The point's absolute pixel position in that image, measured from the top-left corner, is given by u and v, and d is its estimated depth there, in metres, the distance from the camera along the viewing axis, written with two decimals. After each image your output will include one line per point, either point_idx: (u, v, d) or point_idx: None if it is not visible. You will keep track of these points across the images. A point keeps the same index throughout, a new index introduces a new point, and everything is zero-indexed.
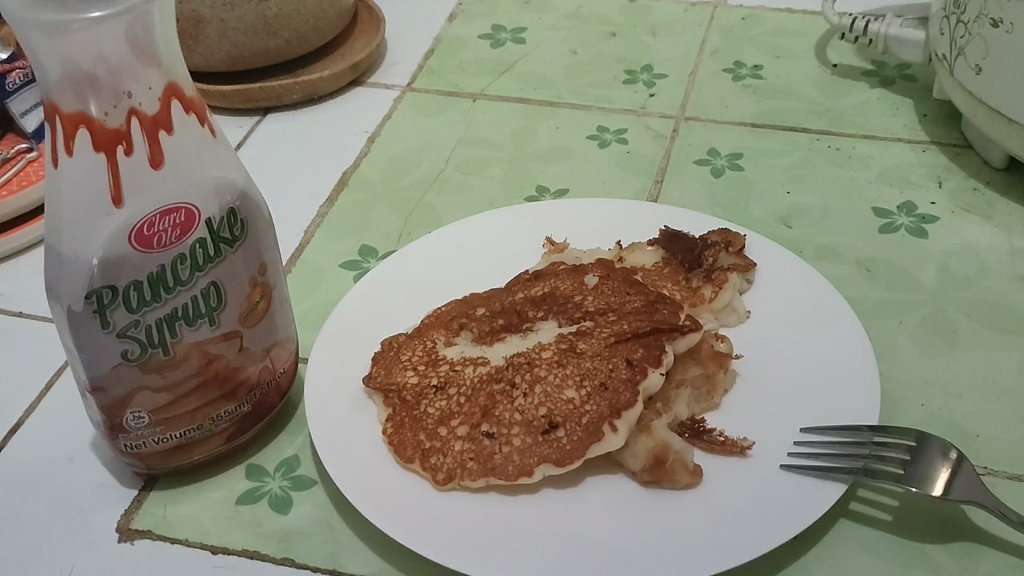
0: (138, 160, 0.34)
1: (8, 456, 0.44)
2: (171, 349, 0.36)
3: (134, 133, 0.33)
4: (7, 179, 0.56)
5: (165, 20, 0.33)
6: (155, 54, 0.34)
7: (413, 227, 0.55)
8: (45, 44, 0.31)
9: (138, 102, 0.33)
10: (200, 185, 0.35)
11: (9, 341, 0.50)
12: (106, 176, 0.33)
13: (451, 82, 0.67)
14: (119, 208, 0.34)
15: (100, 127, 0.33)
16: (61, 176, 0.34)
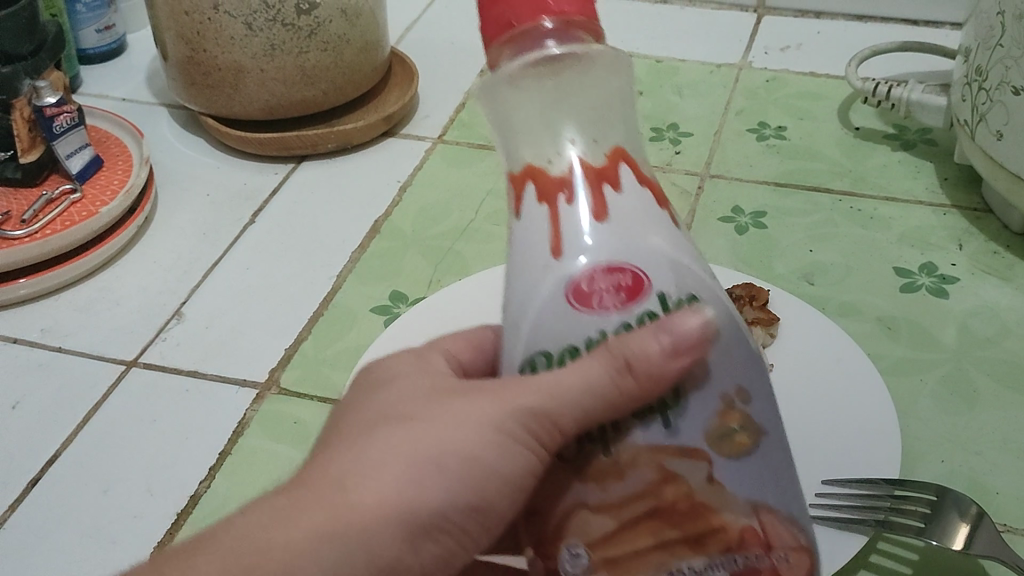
0: (578, 208, 0.29)
1: (44, 488, 0.45)
2: (615, 450, 0.27)
3: (575, 180, 0.29)
4: (51, 219, 0.57)
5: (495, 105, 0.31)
6: (512, 121, 0.31)
7: (442, 274, 0.57)
8: (519, 129, 0.31)
9: (552, 156, 0.30)
10: (650, 251, 0.28)
11: (49, 374, 0.51)
12: (546, 229, 0.29)
13: (482, 135, 0.69)
14: (559, 259, 0.28)
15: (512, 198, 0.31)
16: (525, 279, 0.29)
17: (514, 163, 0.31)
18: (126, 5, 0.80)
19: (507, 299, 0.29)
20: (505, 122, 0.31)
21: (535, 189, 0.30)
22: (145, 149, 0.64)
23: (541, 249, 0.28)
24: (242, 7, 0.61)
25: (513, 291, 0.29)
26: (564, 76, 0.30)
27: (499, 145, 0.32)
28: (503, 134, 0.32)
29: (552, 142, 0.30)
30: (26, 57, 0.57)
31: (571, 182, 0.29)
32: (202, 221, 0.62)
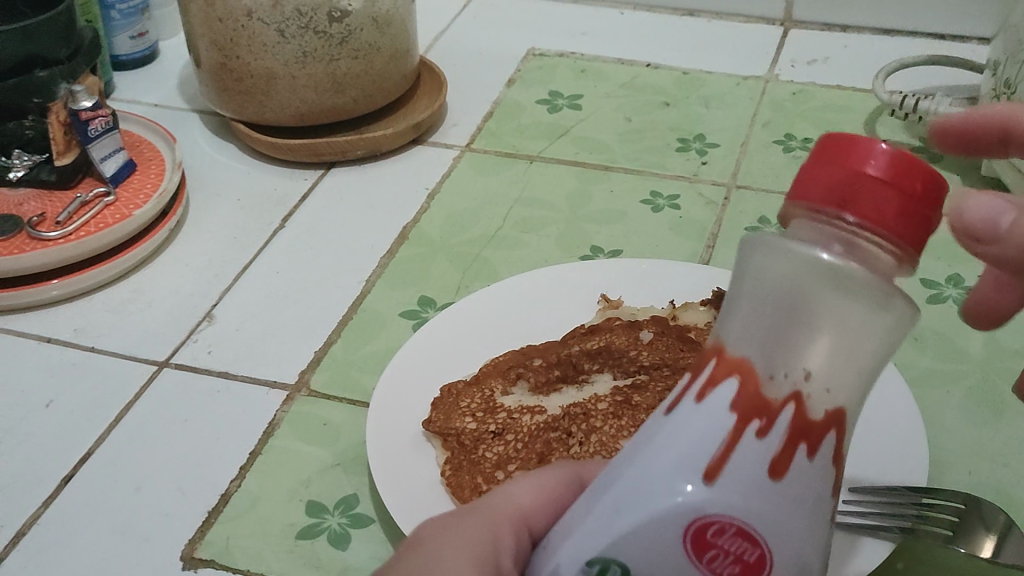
0: (762, 450, 0.27)
1: (77, 485, 0.46)
2: None
3: (779, 420, 0.27)
4: (85, 221, 0.58)
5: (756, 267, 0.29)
6: (754, 291, 0.29)
7: (470, 281, 0.57)
8: (756, 295, 0.29)
9: (777, 375, 0.28)
10: (790, 539, 0.26)
11: (81, 373, 0.52)
12: (718, 446, 0.27)
13: (509, 144, 0.70)
14: (711, 483, 0.26)
15: (709, 364, 0.29)
16: (664, 473, 0.27)
17: (737, 346, 0.29)
18: (159, 13, 0.81)
19: (635, 448, 0.28)
20: (761, 283, 0.29)
21: (734, 387, 0.28)
22: (178, 154, 0.65)
23: (703, 455, 0.27)
24: (275, 15, 0.62)
25: (650, 454, 0.27)
26: (844, 303, 0.28)
27: (732, 302, 0.30)
28: (746, 293, 0.29)
29: (780, 350, 0.28)
30: (63, 61, 0.58)
31: (761, 407, 0.27)
32: (232, 225, 0.63)
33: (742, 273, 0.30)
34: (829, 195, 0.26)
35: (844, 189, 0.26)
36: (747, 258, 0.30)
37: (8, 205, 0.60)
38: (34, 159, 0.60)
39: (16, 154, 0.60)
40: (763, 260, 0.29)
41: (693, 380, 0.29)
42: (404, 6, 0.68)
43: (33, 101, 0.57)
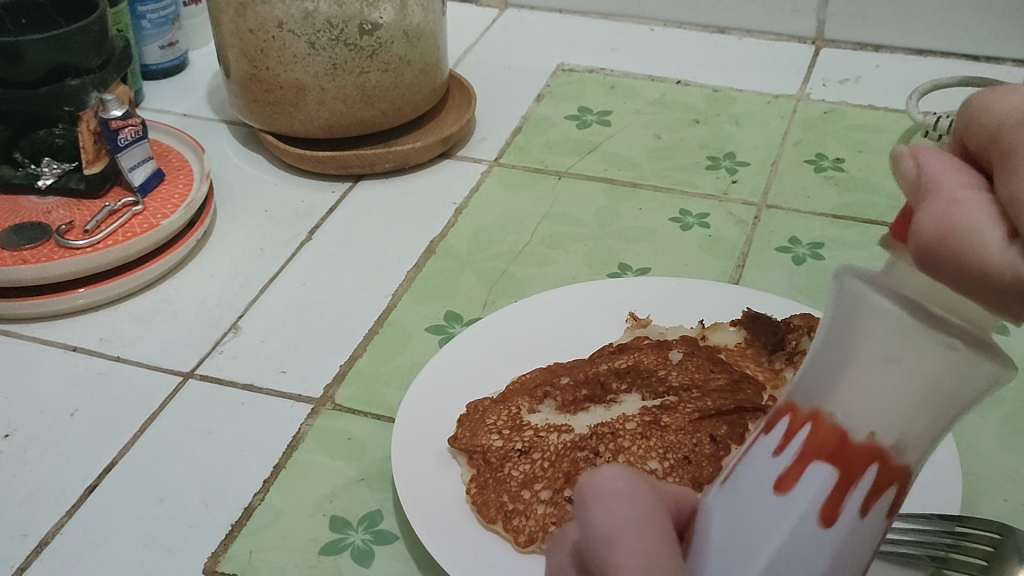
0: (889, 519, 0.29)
1: (101, 495, 0.46)
2: None
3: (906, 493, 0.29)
4: (113, 231, 0.58)
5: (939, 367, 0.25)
6: (932, 397, 0.26)
7: (497, 296, 0.57)
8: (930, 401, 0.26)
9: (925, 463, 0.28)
10: None
11: (107, 383, 0.52)
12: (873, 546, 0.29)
13: (538, 159, 0.69)
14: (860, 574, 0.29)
15: (860, 466, 0.28)
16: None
17: (894, 445, 0.27)
18: (189, 23, 0.81)
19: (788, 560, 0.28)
20: (926, 382, 0.26)
21: (891, 494, 0.28)
22: (205, 165, 0.64)
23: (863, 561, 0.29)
24: (306, 26, 0.62)
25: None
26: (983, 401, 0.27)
27: (872, 369, 0.26)
28: (900, 385, 0.26)
29: (924, 452, 0.27)
30: (94, 70, 0.58)
31: (899, 500, 0.29)
32: (259, 236, 0.63)
33: (887, 331, 0.26)
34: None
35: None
36: (896, 318, 0.25)
37: (36, 213, 0.60)
38: (64, 167, 0.61)
39: (47, 162, 0.61)
40: (917, 342, 0.25)
41: (840, 474, 0.28)
42: (435, 20, 0.68)
43: (63, 109, 0.58)
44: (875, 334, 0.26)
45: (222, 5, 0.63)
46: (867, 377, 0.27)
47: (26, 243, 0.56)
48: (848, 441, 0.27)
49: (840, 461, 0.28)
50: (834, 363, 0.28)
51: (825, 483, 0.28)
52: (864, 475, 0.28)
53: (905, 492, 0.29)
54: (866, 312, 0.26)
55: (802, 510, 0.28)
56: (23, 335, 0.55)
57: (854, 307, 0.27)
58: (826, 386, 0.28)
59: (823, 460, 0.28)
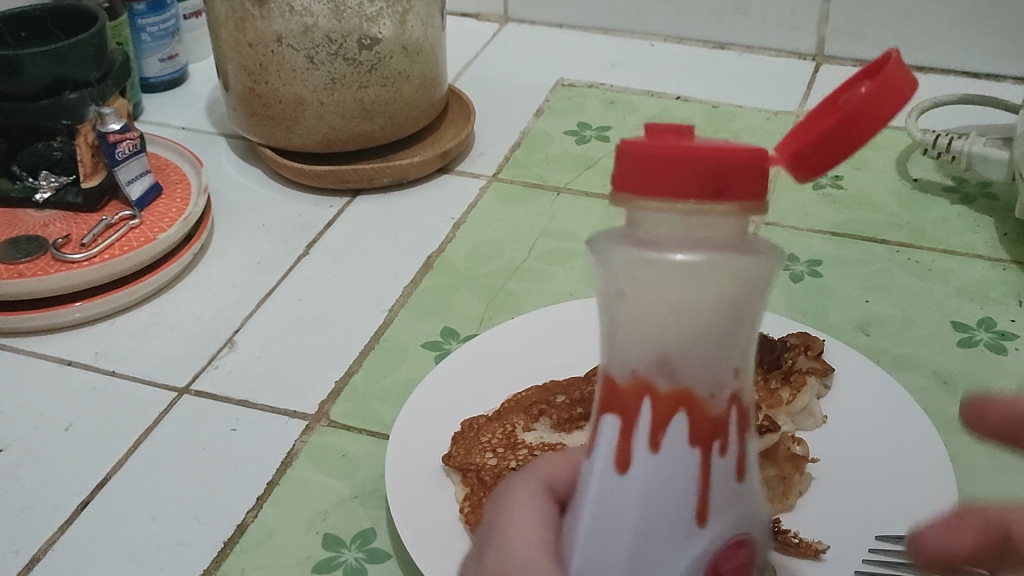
0: (727, 465, 0.31)
1: (94, 510, 0.46)
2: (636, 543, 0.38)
3: (731, 427, 0.31)
4: (110, 244, 0.58)
5: (680, 287, 0.29)
6: (676, 311, 0.29)
7: (494, 313, 0.57)
8: (684, 301, 0.29)
9: (732, 389, 0.30)
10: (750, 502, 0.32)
11: (101, 398, 0.52)
12: (698, 480, 0.30)
13: (537, 175, 0.69)
14: (704, 525, 0.30)
15: (704, 423, 0.30)
16: (673, 516, 0.30)
17: (664, 378, 0.30)
18: (189, 37, 0.82)
19: (609, 508, 0.31)
20: (674, 304, 0.29)
21: (685, 422, 0.30)
22: (204, 178, 0.64)
23: (686, 497, 0.30)
24: (305, 41, 0.62)
25: (633, 513, 0.30)
26: (745, 311, 0.30)
27: (688, 335, 0.30)
28: (652, 323, 0.30)
29: (712, 380, 0.30)
30: (93, 84, 0.58)
31: (722, 437, 0.30)
32: (256, 251, 0.63)
33: (693, 299, 0.29)
34: (654, 171, 0.27)
35: (722, 165, 0.26)
36: (688, 276, 0.29)
37: (34, 226, 0.59)
38: (61, 180, 0.61)
39: (44, 175, 0.61)
40: (725, 293, 0.29)
41: (689, 436, 0.30)
42: (434, 35, 0.68)
43: (63, 122, 0.58)
44: (681, 303, 0.29)
45: (222, 19, 0.63)
46: (675, 339, 0.30)
47: (24, 256, 0.56)
48: (621, 389, 0.31)
49: (620, 408, 0.31)
50: (648, 340, 0.30)
51: (614, 428, 0.31)
52: (712, 431, 0.30)
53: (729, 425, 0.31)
54: (668, 285, 0.29)
55: (668, 471, 0.30)
56: (18, 349, 0.55)
57: (607, 279, 0.30)
58: (609, 354, 0.31)
59: (671, 421, 0.30)
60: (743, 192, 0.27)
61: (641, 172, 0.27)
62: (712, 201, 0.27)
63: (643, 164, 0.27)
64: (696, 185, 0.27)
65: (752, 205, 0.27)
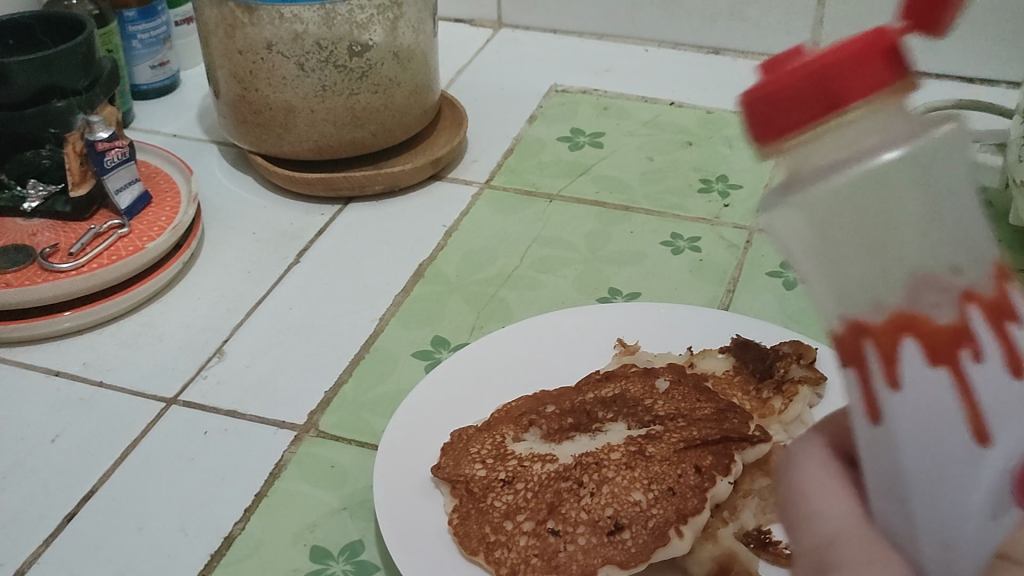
0: (995, 366, 0.24)
1: (79, 523, 0.45)
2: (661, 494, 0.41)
3: (978, 326, 0.24)
4: (98, 253, 0.57)
5: (828, 209, 0.24)
6: (835, 231, 0.24)
7: (485, 321, 0.56)
8: (846, 201, 0.23)
9: (967, 279, 0.24)
10: None
11: (88, 409, 0.51)
12: (965, 404, 0.24)
13: (530, 182, 0.69)
14: (990, 444, 0.23)
15: (949, 330, 0.24)
16: (964, 448, 0.24)
17: (873, 303, 0.24)
18: (180, 43, 0.81)
19: (879, 452, 0.25)
20: (834, 215, 0.24)
21: (915, 343, 0.24)
22: (194, 186, 0.64)
23: (957, 420, 0.24)
24: (295, 48, 0.62)
25: (915, 456, 0.24)
26: (930, 143, 0.23)
27: (872, 227, 0.24)
28: (821, 261, 0.25)
29: (934, 252, 0.24)
30: (81, 92, 0.58)
31: (966, 335, 0.24)
32: (247, 259, 0.62)
33: (857, 195, 0.23)
34: (801, 103, 0.21)
35: (829, 70, 0.21)
36: (869, 180, 0.23)
37: (21, 235, 0.59)
38: (50, 189, 0.60)
39: (32, 184, 0.60)
40: (894, 170, 0.23)
41: (926, 347, 0.24)
42: (426, 41, 0.67)
43: (50, 130, 0.58)
44: (854, 202, 0.23)
45: (211, 26, 0.63)
46: (818, 274, 0.25)
47: (11, 265, 0.56)
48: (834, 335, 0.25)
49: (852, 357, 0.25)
50: (838, 260, 0.24)
51: (851, 379, 0.25)
52: (960, 327, 0.24)
53: (966, 315, 0.24)
54: (806, 225, 0.24)
55: (944, 393, 0.24)
56: (5, 360, 0.55)
57: (789, 230, 0.25)
58: (823, 302, 0.25)
59: (898, 348, 0.24)
60: (865, 80, 0.21)
61: (780, 125, 0.22)
62: (837, 116, 0.22)
63: (773, 114, 0.22)
64: (880, 58, 0.21)
65: (894, 85, 0.22)
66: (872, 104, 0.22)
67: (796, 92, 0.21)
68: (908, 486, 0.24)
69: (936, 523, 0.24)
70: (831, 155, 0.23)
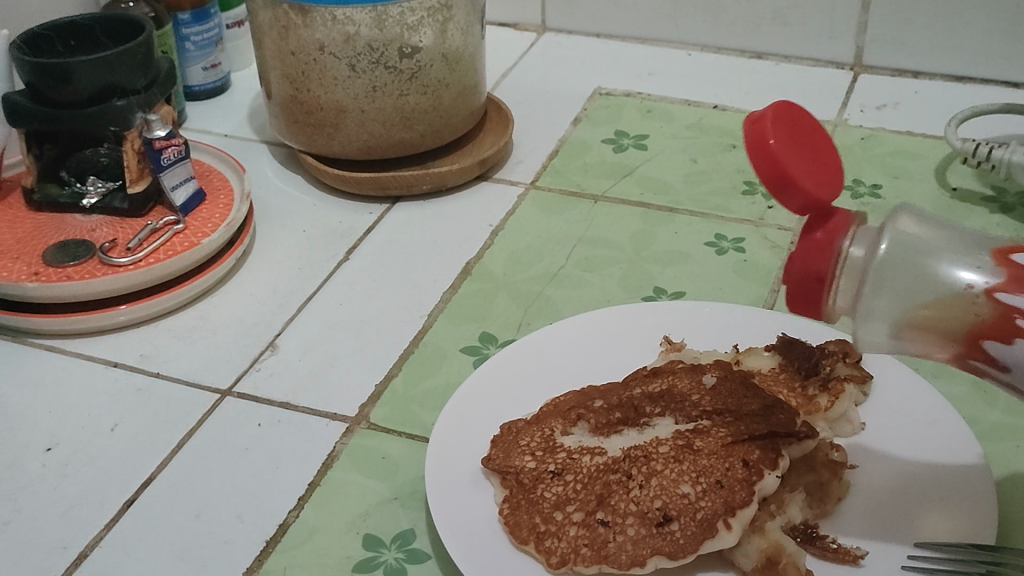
0: None
1: (139, 509, 0.46)
2: (708, 488, 0.41)
3: (1012, 300, 0.34)
4: (155, 248, 0.59)
5: (887, 338, 0.37)
6: (901, 327, 0.37)
7: (532, 318, 0.57)
8: (891, 314, 0.36)
9: (986, 281, 0.35)
10: None
11: (145, 399, 0.53)
12: None
13: (574, 182, 0.70)
14: None
15: (999, 321, 0.35)
16: None
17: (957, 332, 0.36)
18: (231, 46, 0.83)
19: None
20: (893, 329, 0.37)
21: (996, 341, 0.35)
22: (246, 185, 0.65)
23: None
24: (347, 49, 0.63)
25: None
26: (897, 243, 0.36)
27: (913, 306, 0.36)
28: (921, 343, 0.37)
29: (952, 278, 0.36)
30: (140, 91, 0.59)
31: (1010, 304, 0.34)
32: (297, 256, 0.63)
33: (890, 303, 0.36)
34: (814, 289, 0.36)
35: (805, 268, 0.36)
36: (885, 279, 0.36)
37: (80, 231, 0.61)
38: (109, 186, 0.62)
39: (92, 181, 0.62)
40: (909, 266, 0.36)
41: (998, 337, 0.35)
42: (474, 43, 0.68)
43: (109, 130, 0.59)
44: (903, 304, 0.36)
45: (265, 28, 0.64)
46: (929, 343, 0.37)
47: (70, 259, 0.57)
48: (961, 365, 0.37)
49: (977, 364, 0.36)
50: (928, 337, 0.37)
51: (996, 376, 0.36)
52: (1006, 310, 0.35)
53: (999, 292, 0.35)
54: (896, 340, 0.37)
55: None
56: (66, 351, 0.56)
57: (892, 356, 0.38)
58: (944, 357, 0.37)
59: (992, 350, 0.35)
60: (824, 242, 0.35)
61: (814, 306, 0.36)
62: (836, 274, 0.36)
63: (805, 307, 0.36)
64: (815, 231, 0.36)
65: (841, 231, 0.35)
66: (846, 242, 0.35)
67: (800, 276, 0.36)
68: None
69: None
70: (867, 280, 0.36)
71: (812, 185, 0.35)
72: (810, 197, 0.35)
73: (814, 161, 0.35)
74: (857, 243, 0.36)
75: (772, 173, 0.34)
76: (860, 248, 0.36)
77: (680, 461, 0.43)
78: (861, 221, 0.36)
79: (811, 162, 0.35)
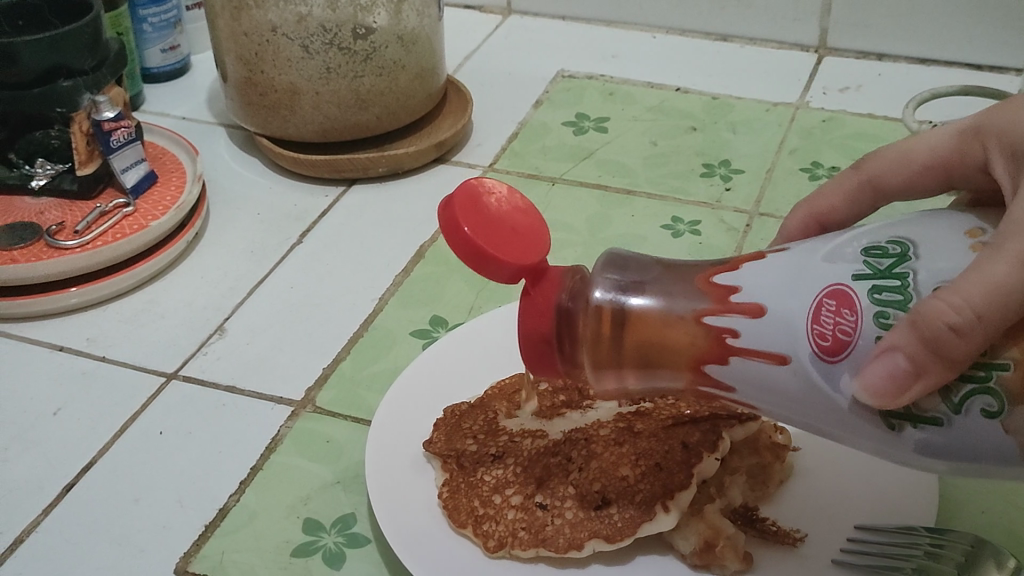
0: (748, 328, 0.33)
1: (77, 495, 0.46)
2: (648, 471, 0.41)
3: (716, 323, 0.33)
4: (104, 231, 0.58)
5: (622, 379, 0.36)
6: (630, 370, 0.35)
7: (483, 301, 0.57)
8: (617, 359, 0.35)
9: (693, 308, 0.34)
10: (791, 290, 0.32)
11: (90, 384, 0.52)
12: (760, 359, 0.33)
13: (533, 166, 0.69)
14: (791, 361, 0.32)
15: (710, 347, 0.34)
16: (779, 378, 0.32)
17: (681, 365, 0.34)
18: (190, 28, 0.82)
19: (790, 408, 0.33)
20: (623, 373, 0.36)
21: (718, 367, 0.34)
22: (199, 166, 0.65)
23: (774, 374, 0.32)
24: (300, 30, 0.62)
25: (791, 398, 0.33)
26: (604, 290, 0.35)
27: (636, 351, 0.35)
28: (655, 379, 0.36)
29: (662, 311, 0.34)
30: (87, 72, 0.59)
31: (717, 327, 0.33)
32: (250, 239, 0.63)
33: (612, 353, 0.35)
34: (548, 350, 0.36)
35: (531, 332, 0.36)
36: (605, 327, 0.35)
37: (29, 214, 0.60)
38: (57, 168, 0.61)
39: (40, 163, 0.61)
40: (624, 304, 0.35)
41: (714, 360, 0.34)
42: (431, 24, 0.68)
43: (56, 111, 0.58)
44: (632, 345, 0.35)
45: (217, 8, 0.64)
46: (662, 378, 0.36)
47: (17, 243, 0.57)
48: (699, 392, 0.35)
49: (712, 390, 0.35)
50: (647, 374, 0.35)
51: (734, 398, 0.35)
52: (717, 333, 0.33)
53: (703, 318, 0.34)
54: (631, 379, 0.36)
55: (750, 368, 0.33)
56: (12, 335, 0.56)
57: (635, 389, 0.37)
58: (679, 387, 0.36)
59: (717, 376, 0.34)
60: (542, 303, 0.35)
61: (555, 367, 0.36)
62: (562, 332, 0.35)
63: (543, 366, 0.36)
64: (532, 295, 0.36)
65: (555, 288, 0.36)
66: (563, 298, 0.35)
67: (526, 339, 0.36)
68: (807, 410, 0.33)
69: (834, 415, 0.32)
70: (588, 329, 0.35)
71: (511, 256, 0.36)
72: (513, 268, 0.35)
73: (510, 234, 0.36)
74: (569, 295, 0.35)
75: (471, 257, 0.36)
76: (573, 299, 0.35)
77: (623, 445, 0.42)
78: (571, 274, 0.36)
79: (512, 235, 0.36)
